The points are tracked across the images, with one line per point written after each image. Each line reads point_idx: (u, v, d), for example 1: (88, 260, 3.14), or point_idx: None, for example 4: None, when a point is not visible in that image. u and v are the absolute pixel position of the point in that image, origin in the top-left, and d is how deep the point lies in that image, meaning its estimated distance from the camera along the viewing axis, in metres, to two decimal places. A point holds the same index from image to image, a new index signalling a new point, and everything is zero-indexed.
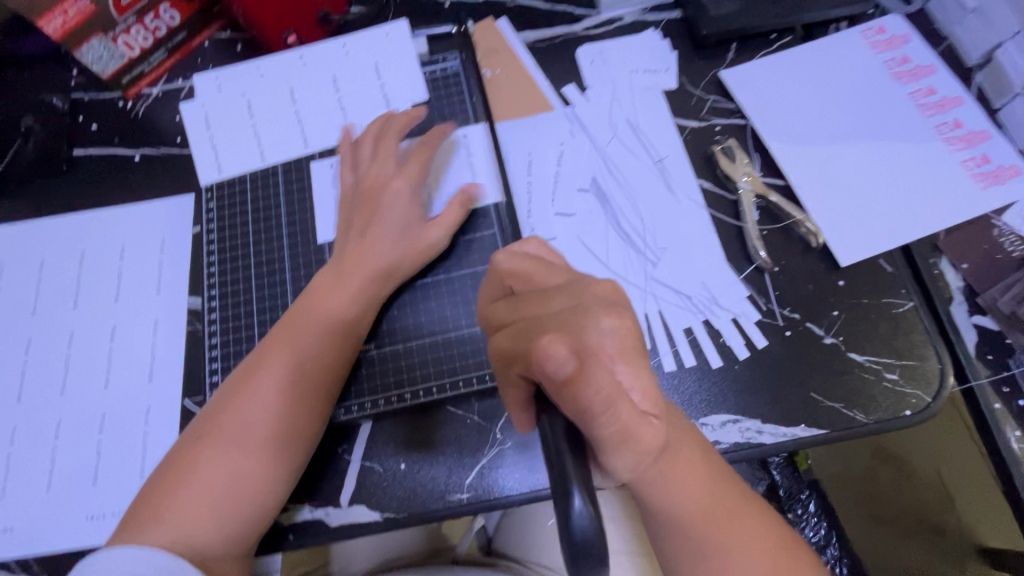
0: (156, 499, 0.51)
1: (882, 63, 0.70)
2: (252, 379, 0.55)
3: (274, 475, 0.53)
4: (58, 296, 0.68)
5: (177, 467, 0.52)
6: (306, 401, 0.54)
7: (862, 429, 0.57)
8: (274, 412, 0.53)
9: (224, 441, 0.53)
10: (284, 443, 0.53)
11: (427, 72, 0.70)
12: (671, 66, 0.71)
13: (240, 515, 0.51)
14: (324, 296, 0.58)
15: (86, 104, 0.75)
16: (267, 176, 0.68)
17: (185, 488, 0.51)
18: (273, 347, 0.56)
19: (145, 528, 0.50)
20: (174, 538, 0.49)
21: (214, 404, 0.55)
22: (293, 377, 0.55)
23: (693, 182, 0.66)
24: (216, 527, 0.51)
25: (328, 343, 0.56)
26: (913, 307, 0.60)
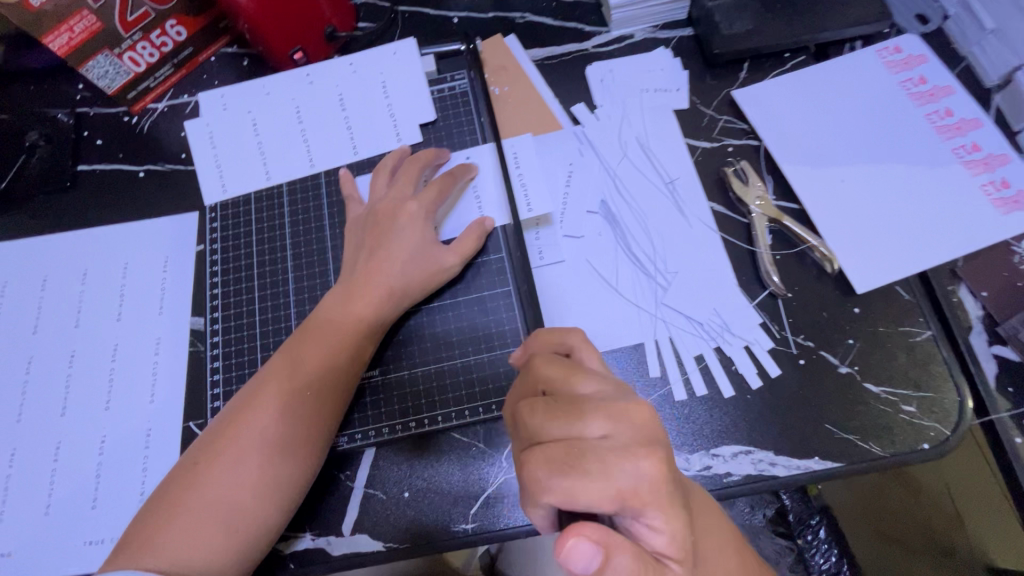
0: (155, 523, 0.49)
1: (898, 84, 0.68)
2: (259, 399, 0.53)
3: (279, 499, 0.51)
4: (61, 314, 0.67)
5: (178, 489, 0.50)
6: (314, 422, 0.53)
7: (880, 463, 0.55)
8: (284, 426, 0.52)
9: (227, 463, 0.50)
10: (304, 451, 0.52)
11: (435, 90, 0.69)
12: (682, 86, 0.70)
13: (242, 541, 0.49)
14: (348, 302, 0.57)
15: (91, 119, 0.74)
16: (273, 195, 0.67)
17: (185, 511, 0.49)
18: (282, 365, 0.55)
19: (142, 553, 0.47)
20: (172, 564, 0.47)
21: (218, 424, 0.53)
22: (302, 397, 0.53)
23: (704, 205, 0.65)
24: (217, 553, 0.48)
25: (353, 349, 0.56)
26: (930, 337, 0.59)
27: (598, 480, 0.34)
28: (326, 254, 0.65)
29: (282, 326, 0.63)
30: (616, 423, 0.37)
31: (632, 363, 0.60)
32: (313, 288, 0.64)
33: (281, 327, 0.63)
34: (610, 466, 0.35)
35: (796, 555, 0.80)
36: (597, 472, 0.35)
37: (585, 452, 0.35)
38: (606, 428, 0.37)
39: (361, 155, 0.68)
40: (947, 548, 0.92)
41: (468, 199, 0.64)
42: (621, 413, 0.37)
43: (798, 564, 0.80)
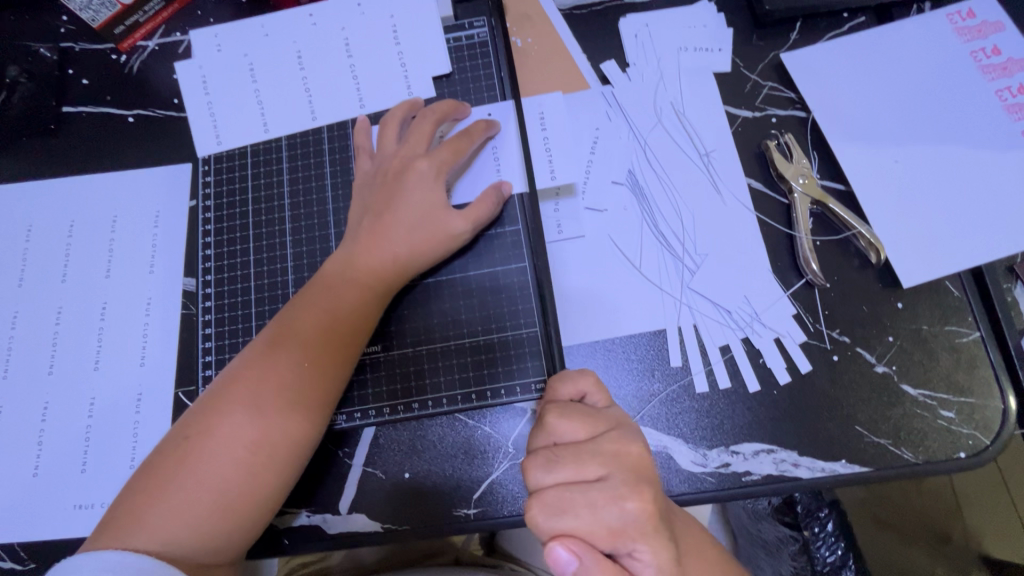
0: (143, 500, 0.46)
1: (968, 54, 0.61)
2: (250, 372, 0.49)
3: (273, 479, 0.48)
4: (47, 268, 0.63)
5: (166, 466, 0.47)
6: (310, 399, 0.49)
7: (911, 471, 0.52)
8: (275, 400, 0.48)
9: (218, 440, 0.47)
10: (297, 427, 0.49)
11: (452, 38, 0.63)
12: (726, 46, 0.63)
13: (235, 521, 0.47)
14: (344, 268, 0.53)
15: (76, 56, 0.68)
16: (271, 150, 0.62)
17: (174, 490, 0.46)
18: (276, 337, 0.51)
19: (129, 531, 0.45)
20: (161, 543, 0.45)
21: (208, 397, 0.49)
22: (297, 374, 0.49)
23: (741, 182, 0.59)
24: (208, 533, 0.46)
25: (348, 320, 0.51)
26: (978, 338, 0.54)
27: (586, 519, 0.37)
28: (327, 217, 0.60)
29: (279, 293, 0.59)
30: (610, 466, 0.38)
31: (651, 351, 0.56)
32: (313, 253, 0.60)
33: (277, 294, 0.59)
34: (597, 507, 0.37)
35: (800, 545, 0.78)
36: (586, 514, 0.37)
37: (579, 495, 0.38)
38: (604, 469, 0.38)
39: (367, 109, 0.62)
40: (944, 536, 0.94)
41: (484, 163, 0.58)
42: (614, 456, 0.39)
43: (802, 554, 0.78)
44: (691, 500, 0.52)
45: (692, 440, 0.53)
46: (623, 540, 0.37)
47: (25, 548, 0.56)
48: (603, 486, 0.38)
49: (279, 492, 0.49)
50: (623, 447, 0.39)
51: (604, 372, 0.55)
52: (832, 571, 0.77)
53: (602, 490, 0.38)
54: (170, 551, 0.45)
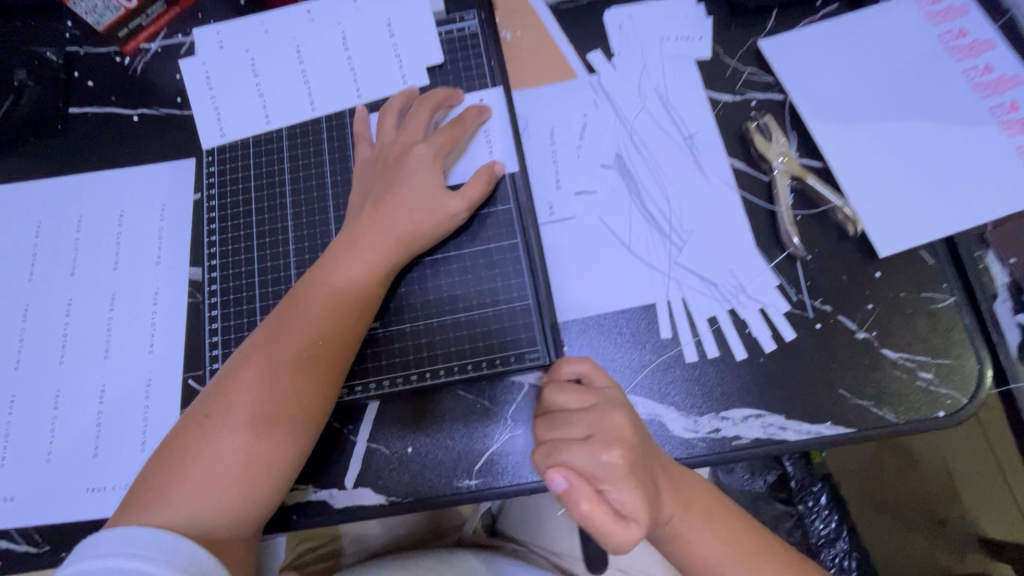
0: (163, 479, 0.48)
1: (936, 36, 0.64)
2: (262, 353, 0.51)
3: (288, 454, 0.50)
4: (56, 262, 0.65)
5: (185, 445, 0.49)
6: (321, 375, 0.51)
7: (893, 430, 0.54)
8: (271, 397, 0.50)
9: (235, 418, 0.49)
10: (294, 424, 0.50)
11: (444, 32, 0.66)
12: (706, 34, 0.66)
13: (253, 496, 0.49)
14: (336, 267, 0.55)
15: (82, 59, 0.70)
16: (272, 140, 0.65)
17: (194, 467, 0.48)
18: (285, 318, 0.53)
19: (150, 508, 0.46)
20: (182, 519, 0.46)
21: (217, 385, 0.51)
22: (307, 352, 0.51)
23: (724, 161, 0.62)
24: (227, 508, 0.48)
25: (341, 319, 0.53)
26: (953, 303, 0.57)
27: (575, 462, 0.44)
28: (327, 204, 0.63)
29: (281, 276, 0.61)
30: (596, 426, 0.46)
31: (642, 324, 0.58)
32: (313, 237, 0.62)
33: (280, 278, 0.61)
34: (590, 454, 0.44)
35: (795, 520, 0.81)
36: (576, 458, 0.45)
37: (564, 444, 0.46)
38: (590, 430, 0.46)
39: (363, 99, 0.64)
40: (942, 519, 0.96)
41: (477, 148, 0.61)
42: (601, 420, 0.46)
43: (797, 528, 0.80)
44: (683, 464, 0.54)
45: (683, 406, 0.55)
46: (599, 481, 0.44)
47: (40, 532, 0.58)
48: (588, 443, 0.45)
49: (280, 484, 0.50)
50: (606, 412, 0.47)
51: (597, 346, 0.58)
52: (826, 542, 0.79)
53: (581, 446, 0.45)
54: (191, 525, 0.46)
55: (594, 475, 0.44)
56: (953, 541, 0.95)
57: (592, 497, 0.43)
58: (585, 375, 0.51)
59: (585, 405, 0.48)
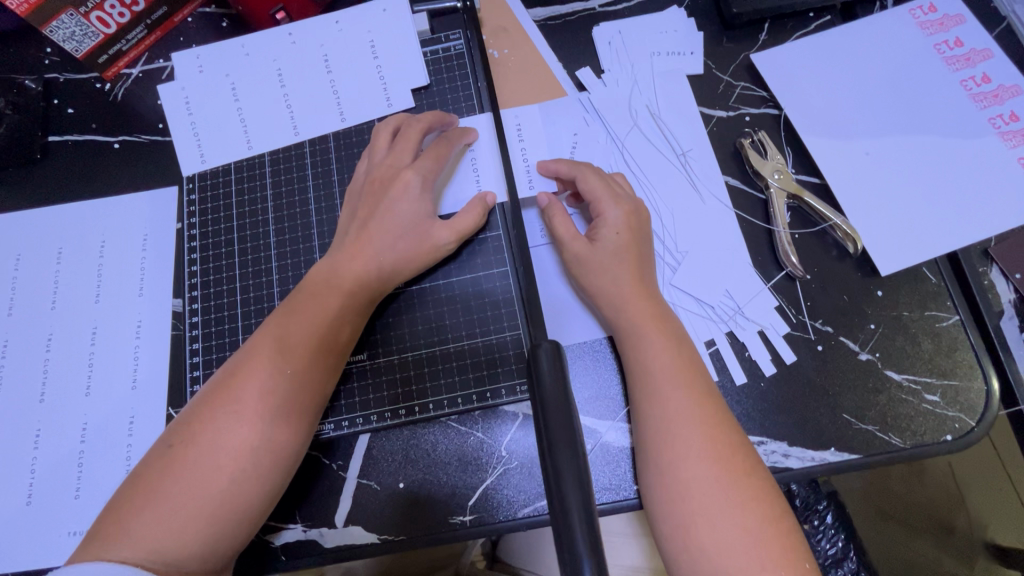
0: (131, 511, 0.44)
1: (932, 47, 0.63)
2: (247, 369, 0.49)
3: (263, 482, 0.47)
4: (36, 295, 0.64)
5: (155, 474, 0.46)
6: (298, 399, 0.49)
7: (899, 455, 0.53)
8: (250, 422, 0.47)
9: (206, 441, 0.46)
10: (272, 452, 0.48)
11: (429, 52, 0.64)
12: (697, 49, 0.65)
13: (224, 526, 0.46)
14: (323, 285, 0.53)
15: (61, 85, 0.69)
16: (255, 166, 0.63)
17: (162, 496, 0.45)
18: (266, 338, 0.51)
19: (110, 544, 0.43)
20: (148, 552, 0.43)
21: (195, 408, 0.49)
22: (288, 375, 0.49)
23: (718, 179, 0.60)
24: (196, 539, 0.44)
25: (326, 341, 0.51)
26: (957, 322, 0.55)
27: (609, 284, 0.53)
28: (311, 230, 0.61)
29: (265, 306, 0.60)
30: (625, 231, 0.54)
31: None
32: (297, 265, 0.60)
33: (264, 307, 0.60)
34: (615, 261, 0.53)
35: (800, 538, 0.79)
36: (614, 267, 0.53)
37: (606, 259, 0.53)
38: (615, 234, 0.54)
39: (348, 121, 0.63)
40: (947, 526, 0.94)
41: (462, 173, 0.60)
42: (621, 225, 0.54)
43: None
44: None
45: None
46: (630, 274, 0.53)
47: None
48: (616, 252, 0.54)
49: (251, 520, 0.47)
50: (627, 227, 0.54)
51: (593, 373, 0.56)
52: (834, 563, 0.77)
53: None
54: (157, 560, 0.43)
55: (634, 289, 0.52)
56: (960, 548, 0.92)
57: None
58: (600, 215, 0.55)
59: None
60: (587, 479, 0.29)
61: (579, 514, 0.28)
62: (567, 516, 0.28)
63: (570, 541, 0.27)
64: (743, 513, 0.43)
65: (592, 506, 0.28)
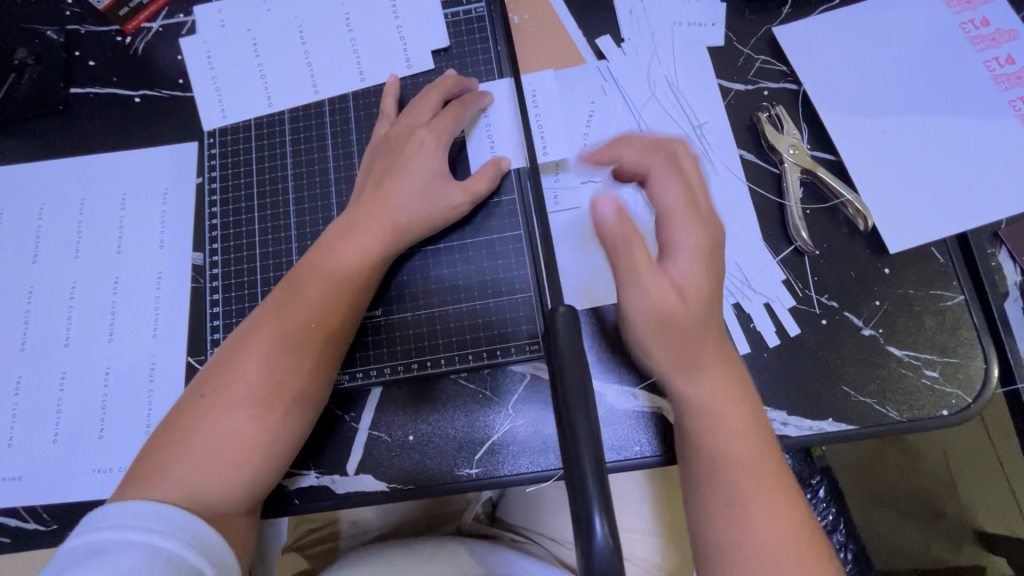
0: (159, 457, 0.46)
1: (956, 26, 0.62)
2: (269, 325, 0.51)
3: (286, 431, 0.50)
4: (61, 244, 0.65)
5: (182, 423, 0.48)
6: (317, 355, 0.51)
7: (896, 428, 0.54)
8: (273, 378, 0.49)
9: (233, 394, 0.48)
10: (295, 405, 0.50)
11: (450, 13, 0.64)
12: (719, 20, 0.64)
13: (252, 470, 0.48)
14: (339, 244, 0.54)
15: (83, 37, 0.69)
16: (274, 124, 0.64)
17: (195, 443, 0.47)
18: (285, 297, 0.52)
19: (148, 485, 0.45)
20: (182, 492, 0.45)
21: (218, 361, 0.50)
22: (307, 331, 0.51)
23: (734, 152, 0.61)
24: (228, 482, 0.47)
25: (341, 297, 0.53)
26: (962, 302, 0.56)
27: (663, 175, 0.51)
28: (328, 189, 0.62)
29: (282, 261, 0.61)
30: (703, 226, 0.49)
31: None
32: (314, 223, 0.61)
33: (281, 262, 0.61)
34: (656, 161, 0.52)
35: None
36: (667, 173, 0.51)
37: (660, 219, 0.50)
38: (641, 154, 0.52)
39: (367, 80, 0.63)
40: (939, 512, 0.95)
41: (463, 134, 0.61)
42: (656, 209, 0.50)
43: None
44: None
45: None
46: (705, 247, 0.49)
47: (48, 510, 0.59)
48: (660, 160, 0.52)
49: (275, 467, 0.50)
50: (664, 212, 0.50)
51: (598, 337, 0.58)
52: (823, 534, 0.79)
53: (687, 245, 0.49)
54: (191, 500, 0.45)
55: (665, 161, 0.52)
56: (948, 533, 0.94)
57: (665, 300, 0.47)
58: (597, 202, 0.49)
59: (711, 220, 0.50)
60: (600, 442, 0.31)
61: (591, 467, 0.30)
62: (577, 462, 0.30)
63: (581, 479, 0.30)
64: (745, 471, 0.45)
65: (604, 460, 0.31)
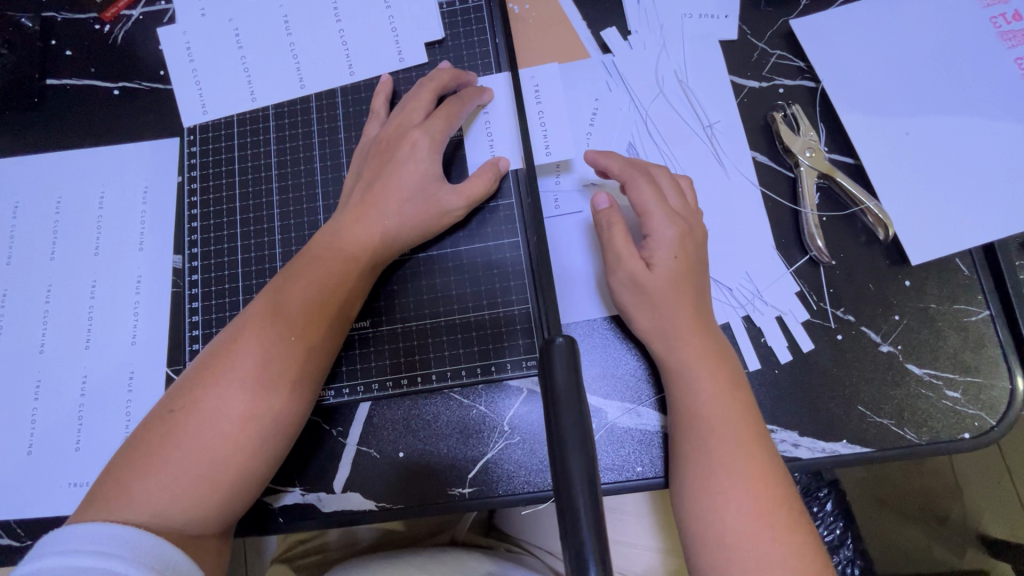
0: (127, 475, 0.44)
1: (987, 20, 0.58)
2: (248, 335, 0.48)
3: (265, 449, 0.47)
4: (36, 245, 0.62)
5: (151, 439, 0.45)
6: (299, 367, 0.48)
7: (914, 451, 0.51)
8: (251, 392, 0.46)
9: (208, 409, 0.45)
10: (274, 422, 0.47)
11: (446, 3, 0.60)
12: (732, 12, 0.60)
13: (228, 490, 0.45)
14: (327, 247, 0.51)
15: (59, 25, 0.65)
16: (259, 120, 0.60)
17: (165, 461, 0.44)
18: (266, 304, 0.49)
19: (115, 505, 0.42)
20: (146, 514, 0.42)
21: (194, 372, 0.48)
22: (288, 341, 0.48)
23: (746, 155, 0.57)
24: (200, 502, 0.44)
25: (325, 305, 0.50)
26: (988, 317, 0.53)
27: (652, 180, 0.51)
28: (316, 190, 0.59)
29: (266, 266, 0.58)
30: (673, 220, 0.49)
31: None
32: (301, 227, 0.58)
33: (265, 268, 0.58)
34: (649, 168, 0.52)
35: None
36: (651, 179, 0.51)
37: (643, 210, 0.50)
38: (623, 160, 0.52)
39: (358, 75, 0.60)
40: (943, 516, 0.91)
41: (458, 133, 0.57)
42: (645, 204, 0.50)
43: None
44: None
45: None
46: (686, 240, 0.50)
47: (22, 525, 0.56)
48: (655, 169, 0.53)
49: (253, 487, 0.47)
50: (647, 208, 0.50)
51: (600, 350, 0.55)
52: (830, 549, 0.77)
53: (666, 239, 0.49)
54: (156, 523, 0.42)
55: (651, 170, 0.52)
56: (950, 536, 0.91)
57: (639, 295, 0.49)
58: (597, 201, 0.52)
59: (684, 215, 0.51)
60: (596, 479, 0.29)
61: (584, 505, 0.28)
62: (569, 499, 0.28)
63: (574, 520, 0.27)
64: (741, 472, 0.43)
65: (600, 500, 0.28)
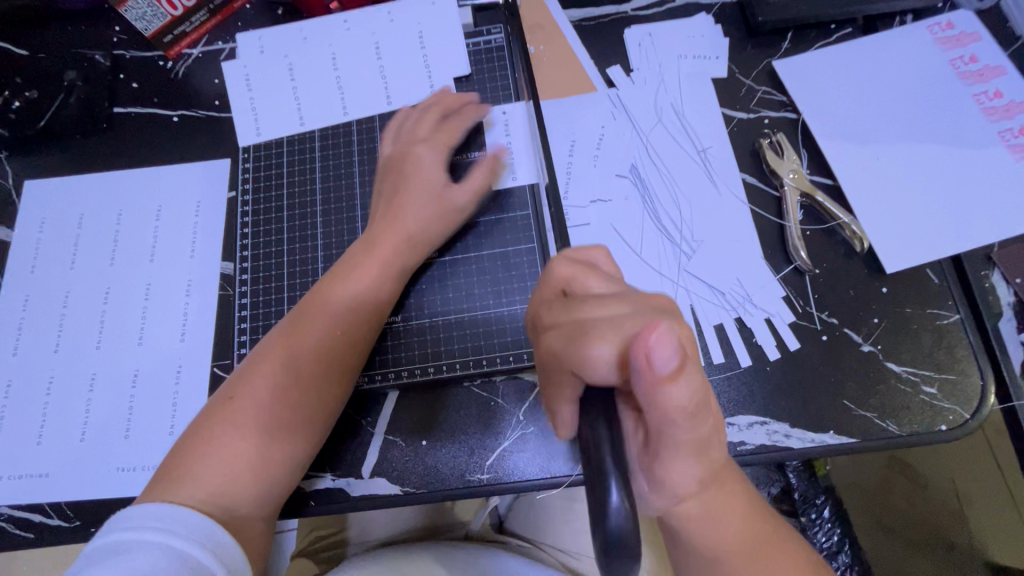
0: (187, 459, 0.49)
1: (947, 62, 0.66)
2: (298, 331, 0.54)
3: (309, 431, 0.52)
4: (97, 252, 0.69)
5: (208, 428, 0.50)
6: (341, 359, 0.54)
7: (895, 441, 0.56)
8: (299, 381, 0.52)
9: (262, 397, 0.51)
10: (318, 406, 0.53)
11: (472, 43, 0.69)
12: (722, 54, 0.68)
13: (276, 471, 0.51)
14: (365, 254, 0.57)
15: (128, 61, 0.74)
16: (305, 142, 0.68)
17: (222, 445, 0.49)
18: (310, 305, 0.55)
19: (177, 486, 0.47)
20: (206, 491, 0.48)
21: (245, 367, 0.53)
22: (332, 336, 0.54)
23: (737, 176, 0.64)
24: (252, 482, 0.49)
25: (365, 303, 0.56)
26: (958, 320, 0.58)
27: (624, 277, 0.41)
28: (354, 202, 0.66)
29: (309, 268, 0.64)
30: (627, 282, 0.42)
31: None
32: (340, 234, 0.65)
33: (307, 272, 0.64)
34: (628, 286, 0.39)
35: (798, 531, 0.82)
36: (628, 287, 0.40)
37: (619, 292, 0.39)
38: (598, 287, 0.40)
39: (393, 104, 0.68)
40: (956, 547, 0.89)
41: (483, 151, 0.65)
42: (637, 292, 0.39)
43: None
44: None
45: None
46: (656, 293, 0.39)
47: (72, 507, 0.61)
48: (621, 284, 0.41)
49: (296, 470, 0.52)
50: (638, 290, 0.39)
51: None
52: (828, 556, 0.79)
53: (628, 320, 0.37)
54: (214, 498, 0.48)
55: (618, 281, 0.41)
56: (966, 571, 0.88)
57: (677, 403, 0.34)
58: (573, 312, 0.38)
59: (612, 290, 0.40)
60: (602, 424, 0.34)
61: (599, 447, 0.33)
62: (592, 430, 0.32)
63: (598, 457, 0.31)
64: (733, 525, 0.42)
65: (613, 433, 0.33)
